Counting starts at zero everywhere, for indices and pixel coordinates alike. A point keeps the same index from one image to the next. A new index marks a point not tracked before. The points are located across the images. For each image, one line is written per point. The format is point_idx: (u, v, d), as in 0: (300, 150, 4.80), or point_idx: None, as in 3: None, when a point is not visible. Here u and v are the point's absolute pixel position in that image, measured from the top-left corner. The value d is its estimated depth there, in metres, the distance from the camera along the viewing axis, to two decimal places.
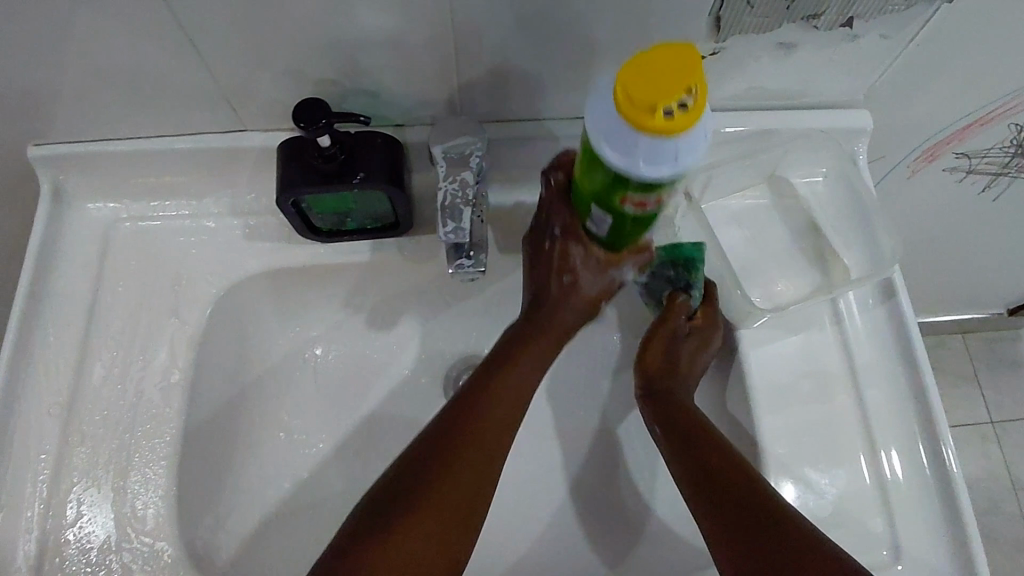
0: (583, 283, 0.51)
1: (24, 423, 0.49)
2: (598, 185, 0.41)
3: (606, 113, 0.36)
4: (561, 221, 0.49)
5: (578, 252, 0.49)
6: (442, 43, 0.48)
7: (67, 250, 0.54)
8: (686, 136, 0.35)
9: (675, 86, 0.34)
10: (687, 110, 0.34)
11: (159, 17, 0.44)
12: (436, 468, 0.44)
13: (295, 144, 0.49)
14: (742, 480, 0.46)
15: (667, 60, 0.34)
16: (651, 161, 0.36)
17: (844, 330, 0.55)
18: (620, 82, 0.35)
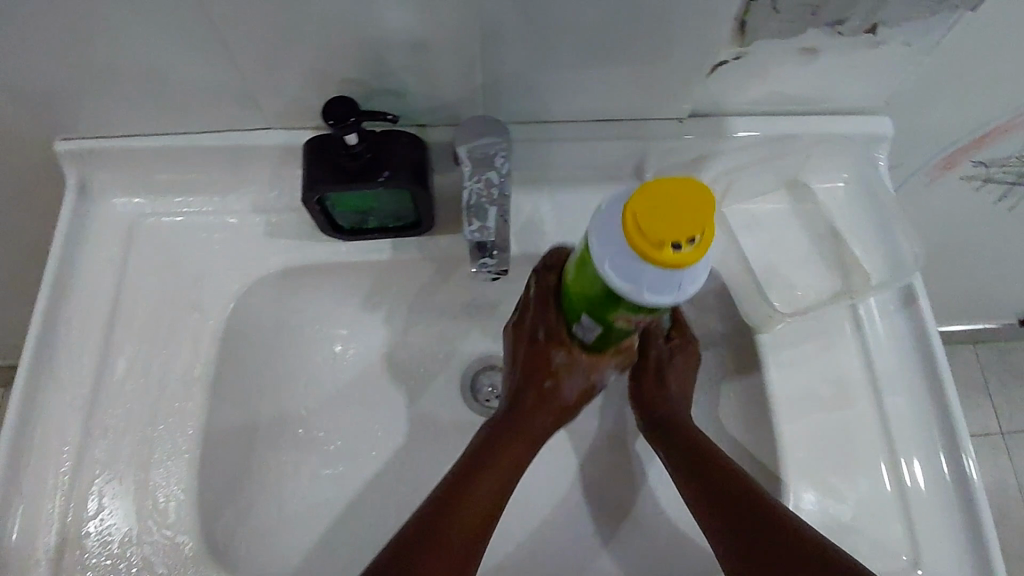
0: (566, 386, 0.51)
1: (47, 415, 0.49)
2: (593, 297, 0.41)
3: (615, 235, 0.36)
4: (547, 326, 0.49)
5: (562, 355, 0.50)
6: (468, 45, 0.49)
7: (91, 245, 0.55)
8: (692, 270, 0.36)
9: (685, 224, 0.34)
10: (694, 248, 0.35)
11: (190, 15, 0.44)
12: (450, 520, 0.44)
13: (323, 141, 0.49)
14: (747, 496, 0.46)
15: (678, 199, 0.35)
16: (656, 290, 0.36)
17: (863, 337, 0.55)
18: (632, 213, 0.35)
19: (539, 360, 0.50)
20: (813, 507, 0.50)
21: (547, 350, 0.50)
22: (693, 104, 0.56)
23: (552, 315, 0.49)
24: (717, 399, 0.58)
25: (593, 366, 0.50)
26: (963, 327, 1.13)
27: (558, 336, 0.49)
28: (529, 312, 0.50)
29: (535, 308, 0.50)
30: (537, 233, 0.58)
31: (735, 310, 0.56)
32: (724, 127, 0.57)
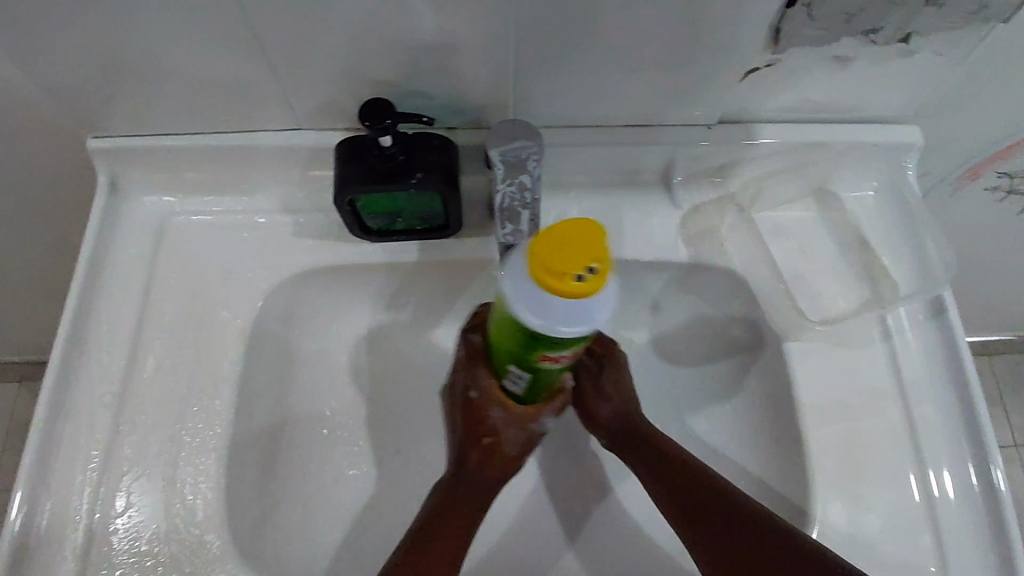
0: (506, 441, 0.51)
1: (76, 411, 0.50)
2: (515, 349, 0.40)
3: (520, 274, 0.36)
4: (478, 387, 0.48)
5: (498, 414, 0.49)
6: (501, 49, 0.49)
7: (121, 242, 0.55)
8: (596, 300, 0.35)
9: (582, 255, 0.34)
10: (595, 276, 0.34)
11: (229, 15, 0.45)
12: (444, 547, 0.47)
13: (356, 143, 0.50)
14: (722, 504, 0.48)
15: (575, 231, 0.34)
16: (565, 322, 0.35)
17: (893, 346, 0.55)
18: (534, 252, 0.35)
19: (473, 418, 0.50)
20: (841, 517, 0.50)
21: (481, 409, 0.49)
22: (722, 111, 0.56)
23: (482, 376, 0.48)
24: (743, 406, 0.58)
25: (530, 413, 0.49)
26: (979, 338, 1.13)
27: (490, 393, 0.48)
28: (461, 372, 0.50)
29: (464, 366, 0.49)
30: None
31: (762, 317, 0.56)
32: (752, 133, 0.57)
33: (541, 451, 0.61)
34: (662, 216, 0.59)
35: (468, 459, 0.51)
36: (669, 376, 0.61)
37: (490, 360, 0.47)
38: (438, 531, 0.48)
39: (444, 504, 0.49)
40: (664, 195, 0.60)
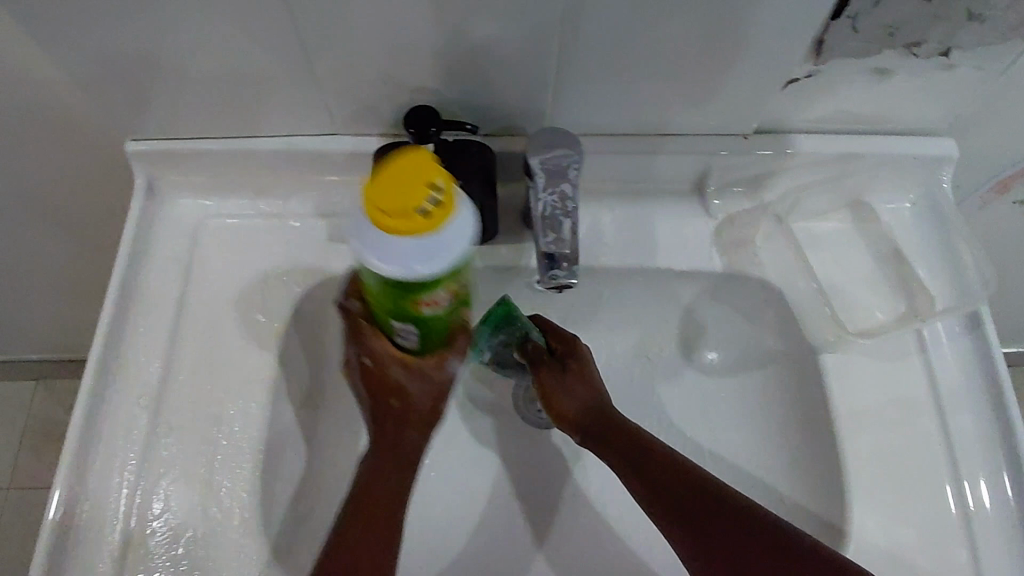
0: (416, 398, 0.45)
1: (114, 413, 0.50)
2: (388, 301, 0.35)
3: (362, 227, 0.32)
4: (369, 350, 0.43)
5: (397, 371, 0.43)
6: (542, 57, 0.49)
7: (158, 245, 0.55)
8: (454, 233, 0.32)
9: (420, 186, 0.30)
10: (444, 206, 0.31)
11: (276, 21, 0.45)
12: (371, 533, 0.44)
13: (398, 151, 0.50)
14: (703, 495, 0.46)
15: (406, 165, 0.31)
16: (421, 262, 0.31)
17: (928, 359, 0.55)
18: (369, 200, 0.31)
19: (379, 386, 0.45)
20: (877, 529, 0.50)
21: (379, 374, 0.44)
22: (758, 121, 0.56)
23: (371, 337, 0.42)
24: (774, 417, 0.57)
25: (431, 372, 0.43)
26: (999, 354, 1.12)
27: (384, 354, 0.42)
28: (350, 337, 0.44)
29: (353, 335, 0.44)
30: (595, 245, 0.58)
31: (795, 327, 0.56)
32: (788, 143, 0.57)
33: (569, 459, 0.61)
34: (695, 225, 0.59)
35: (383, 434, 0.46)
36: (699, 385, 0.61)
37: (376, 322, 0.41)
38: (368, 517, 0.44)
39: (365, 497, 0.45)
40: (697, 205, 0.60)
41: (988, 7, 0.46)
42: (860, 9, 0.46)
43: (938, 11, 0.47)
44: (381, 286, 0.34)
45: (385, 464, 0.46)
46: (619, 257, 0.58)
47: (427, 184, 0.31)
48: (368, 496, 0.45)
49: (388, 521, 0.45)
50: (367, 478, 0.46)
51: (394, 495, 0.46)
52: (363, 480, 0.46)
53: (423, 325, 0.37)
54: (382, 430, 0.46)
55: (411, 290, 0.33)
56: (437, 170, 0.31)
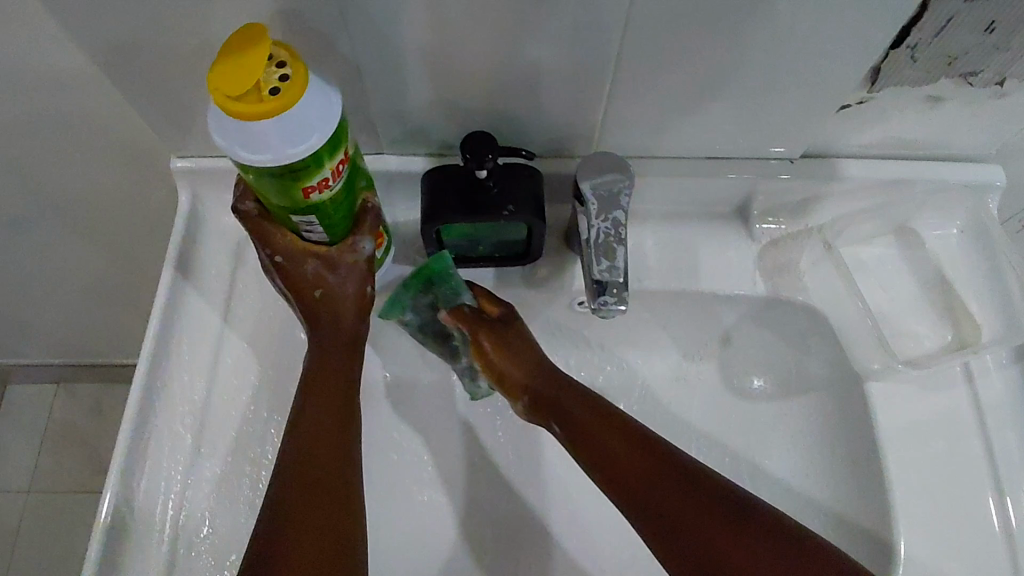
0: (337, 288, 0.49)
1: (159, 431, 0.50)
2: (279, 190, 0.40)
3: (232, 126, 0.36)
4: (277, 247, 0.48)
5: (310, 262, 0.48)
6: (594, 82, 0.49)
7: (203, 261, 0.55)
8: (308, 101, 0.36)
9: (259, 63, 0.35)
10: (289, 75, 0.36)
11: (333, 44, 0.45)
12: (316, 478, 0.44)
13: (448, 173, 0.50)
14: (643, 445, 0.48)
15: (241, 49, 0.35)
16: (296, 138, 0.36)
17: (975, 389, 0.54)
18: (214, 91, 0.35)
19: (298, 289, 0.49)
20: (925, 561, 0.50)
21: (295, 274, 0.48)
22: (806, 146, 0.56)
23: (276, 235, 0.47)
24: (815, 444, 0.57)
25: (343, 258, 0.48)
26: None
27: (294, 249, 0.47)
28: (257, 245, 0.48)
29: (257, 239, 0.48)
30: (637, 268, 0.58)
31: (837, 352, 0.56)
32: (836, 168, 0.56)
33: None
34: (738, 249, 0.59)
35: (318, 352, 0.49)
36: (738, 409, 0.61)
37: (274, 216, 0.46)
38: (315, 462, 0.45)
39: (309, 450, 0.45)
40: (740, 229, 0.60)
41: None
42: (920, 39, 0.46)
43: (1000, 42, 0.46)
44: (263, 181, 0.39)
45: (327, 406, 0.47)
46: (663, 280, 0.57)
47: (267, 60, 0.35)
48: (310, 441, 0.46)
49: (337, 468, 0.45)
50: (309, 426, 0.46)
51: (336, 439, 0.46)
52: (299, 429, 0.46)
53: (320, 208, 0.43)
54: (316, 328, 0.49)
55: (290, 175, 0.39)
56: (270, 44, 0.36)
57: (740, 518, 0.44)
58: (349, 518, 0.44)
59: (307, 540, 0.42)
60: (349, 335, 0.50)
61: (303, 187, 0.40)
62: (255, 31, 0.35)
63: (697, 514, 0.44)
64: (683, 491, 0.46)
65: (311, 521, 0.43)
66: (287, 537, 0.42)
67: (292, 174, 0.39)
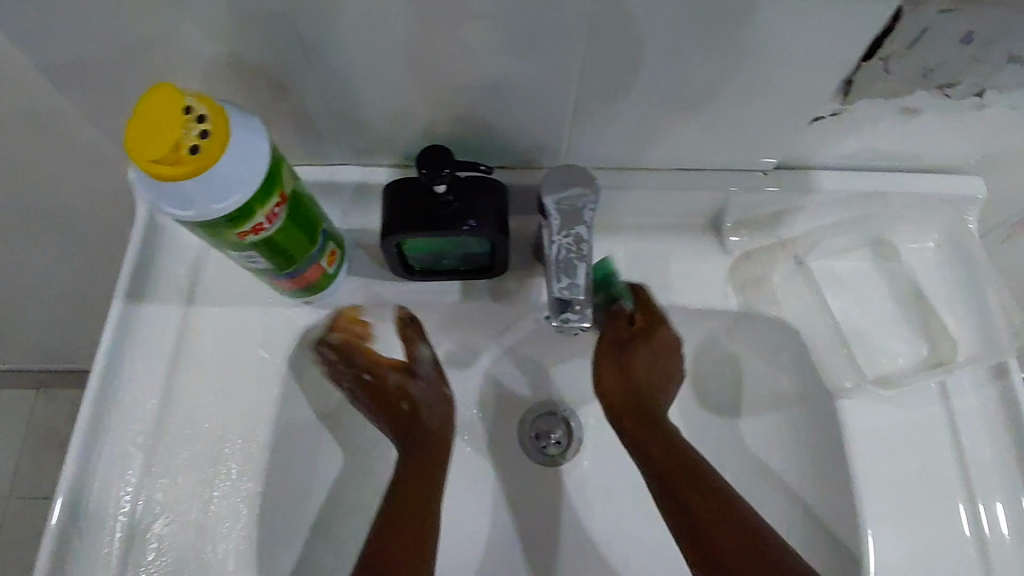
0: (417, 393, 0.52)
1: (109, 449, 0.49)
2: (212, 237, 0.38)
3: (152, 181, 0.34)
4: (363, 365, 0.51)
5: (394, 373, 0.52)
6: (558, 93, 0.47)
7: (160, 273, 0.53)
8: (230, 157, 0.34)
9: (176, 119, 0.32)
10: (210, 131, 0.33)
11: (288, 54, 0.44)
12: (408, 525, 0.46)
13: (406, 186, 0.48)
14: (705, 485, 0.48)
15: (151, 102, 0.32)
16: (220, 197, 0.34)
17: (951, 408, 0.53)
18: (127, 151, 0.32)
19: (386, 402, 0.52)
20: None
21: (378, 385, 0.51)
22: (780, 158, 0.54)
23: (359, 355, 0.52)
24: (790, 462, 0.56)
25: (419, 369, 0.53)
26: None
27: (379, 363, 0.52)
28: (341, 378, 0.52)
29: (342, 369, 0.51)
30: None
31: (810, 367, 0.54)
32: (811, 179, 0.55)
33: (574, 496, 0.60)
34: (712, 263, 0.57)
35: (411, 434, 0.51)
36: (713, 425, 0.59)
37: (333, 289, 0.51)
38: (412, 510, 0.47)
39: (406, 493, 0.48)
40: (713, 241, 0.58)
41: None
42: (892, 52, 0.44)
43: (977, 54, 0.44)
44: (192, 227, 0.37)
45: (417, 474, 0.50)
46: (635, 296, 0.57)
47: (186, 118, 0.33)
48: (393, 503, 0.47)
49: (416, 520, 0.47)
50: (399, 489, 0.48)
51: (421, 502, 0.48)
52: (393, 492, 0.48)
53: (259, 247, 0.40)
54: (410, 429, 0.52)
55: (219, 224, 0.36)
56: (188, 97, 0.33)
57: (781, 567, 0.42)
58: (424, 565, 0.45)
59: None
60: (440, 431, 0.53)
61: (237, 232, 0.38)
62: (166, 82, 0.32)
63: (743, 559, 0.43)
64: (731, 533, 0.44)
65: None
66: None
67: (221, 223, 0.36)
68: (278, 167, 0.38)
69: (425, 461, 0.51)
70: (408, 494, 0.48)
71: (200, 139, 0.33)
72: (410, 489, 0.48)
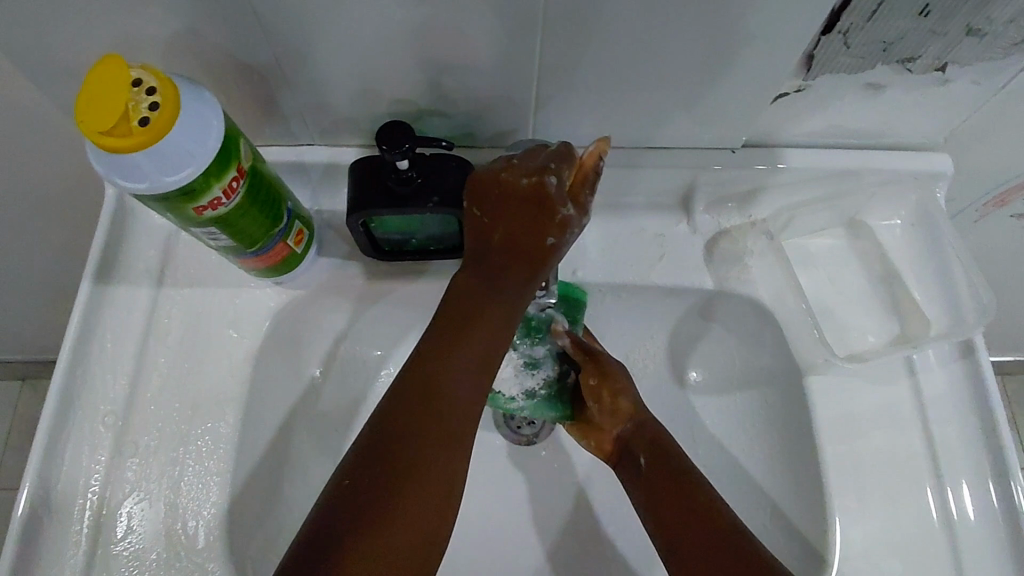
0: (549, 268, 0.48)
1: (79, 430, 0.49)
2: (170, 211, 0.38)
3: (104, 156, 0.34)
4: (561, 213, 0.45)
5: (564, 241, 0.47)
6: (521, 73, 0.47)
7: (127, 256, 0.53)
8: (182, 129, 0.35)
9: (123, 92, 0.33)
10: (160, 103, 0.34)
11: (247, 36, 0.44)
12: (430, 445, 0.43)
13: (373, 163, 0.48)
14: (672, 470, 0.50)
15: (101, 76, 0.33)
16: (173, 168, 0.35)
17: (918, 383, 0.54)
18: (77, 123, 0.33)
19: (527, 239, 0.46)
20: (864, 555, 0.49)
21: (550, 209, 0.45)
22: (747, 135, 0.54)
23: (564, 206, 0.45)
24: (758, 438, 0.56)
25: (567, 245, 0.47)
26: (991, 360, 1.08)
27: (565, 223, 0.46)
28: (526, 195, 0.45)
29: (535, 194, 0.45)
30: (578, 258, 0.57)
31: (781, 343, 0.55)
32: (779, 157, 0.55)
33: (552, 474, 0.60)
34: (681, 242, 0.58)
35: (466, 315, 0.47)
36: (685, 405, 0.59)
37: (393, 234, 0.51)
38: (418, 428, 0.43)
39: (426, 396, 0.44)
40: (683, 220, 0.58)
41: (989, 22, 0.44)
42: (852, 25, 0.44)
43: (936, 26, 0.44)
44: (150, 204, 0.38)
45: (421, 386, 0.44)
46: (600, 275, 0.57)
47: (133, 90, 0.33)
48: (411, 390, 0.44)
49: (448, 435, 0.44)
50: (394, 410, 0.44)
51: (451, 395, 0.45)
52: (403, 387, 0.45)
53: (218, 225, 0.41)
54: (484, 302, 0.47)
55: (176, 198, 0.37)
56: (136, 71, 0.34)
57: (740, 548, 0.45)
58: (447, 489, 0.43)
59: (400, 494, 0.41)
60: (502, 328, 0.47)
61: (194, 207, 0.38)
62: (113, 56, 0.33)
63: (719, 551, 0.46)
64: (699, 513, 0.48)
65: (388, 506, 0.41)
66: (370, 506, 0.40)
67: (176, 197, 0.37)
68: (235, 141, 0.39)
69: (453, 350, 0.46)
70: (434, 384, 0.44)
71: (148, 111, 0.34)
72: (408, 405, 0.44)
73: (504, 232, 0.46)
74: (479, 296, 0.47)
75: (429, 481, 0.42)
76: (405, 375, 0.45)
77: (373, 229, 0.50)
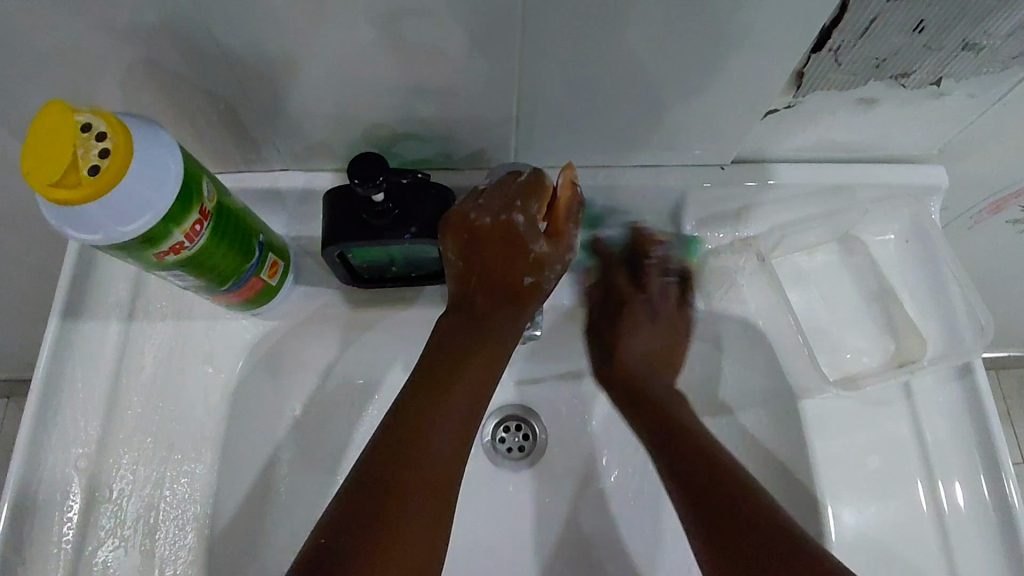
0: (532, 302, 0.48)
1: (49, 475, 0.47)
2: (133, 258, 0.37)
3: (56, 207, 0.33)
4: (540, 246, 0.45)
5: (548, 275, 0.47)
6: (500, 95, 0.45)
7: (97, 290, 0.51)
8: (137, 175, 0.33)
9: (71, 139, 0.31)
10: (112, 148, 0.32)
11: (211, 65, 0.42)
12: (416, 484, 0.42)
13: (346, 192, 0.46)
14: (727, 479, 0.47)
15: (47, 125, 0.31)
16: (130, 216, 0.33)
17: (914, 404, 0.52)
18: (24, 177, 0.31)
19: (507, 274, 0.46)
20: None
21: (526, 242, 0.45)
22: (736, 151, 0.53)
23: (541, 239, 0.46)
24: (751, 462, 0.55)
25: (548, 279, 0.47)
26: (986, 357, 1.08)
27: (545, 257, 0.46)
28: (504, 229, 0.45)
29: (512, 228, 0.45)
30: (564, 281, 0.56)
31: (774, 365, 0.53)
32: (769, 173, 0.54)
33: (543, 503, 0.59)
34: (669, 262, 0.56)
35: (448, 355, 0.46)
36: None
37: (372, 262, 0.49)
38: (402, 466, 0.42)
39: (411, 436, 0.43)
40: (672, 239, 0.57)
41: (986, 36, 0.42)
42: (843, 42, 0.42)
43: (931, 42, 0.42)
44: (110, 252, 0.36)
45: (405, 425, 0.43)
46: None
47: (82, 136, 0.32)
48: (393, 432, 0.43)
49: (434, 474, 0.42)
50: (379, 450, 0.42)
51: (434, 432, 0.43)
52: (388, 427, 0.43)
53: (185, 268, 0.39)
54: (467, 340, 0.46)
55: (135, 245, 0.35)
56: (84, 116, 0.32)
57: (756, 509, 0.45)
58: (433, 530, 0.41)
59: (382, 538, 0.39)
60: (488, 367, 0.47)
61: (155, 252, 0.37)
62: (61, 102, 0.31)
63: (741, 515, 0.45)
64: (744, 515, 0.45)
65: (373, 547, 0.39)
66: (352, 553, 0.39)
67: (135, 244, 0.35)
68: (200, 183, 0.37)
69: (435, 387, 0.45)
70: (420, 423, 0.43)
71: (99, 158, 0.32)
72: (391, 446, 0.42)
73: (485, 268, 0.46)
74: (462, 334, 0.46)
75: (416, 521, 0.41)
76: (388, 418, 0.44)
77: (351, 261, 0.49)
